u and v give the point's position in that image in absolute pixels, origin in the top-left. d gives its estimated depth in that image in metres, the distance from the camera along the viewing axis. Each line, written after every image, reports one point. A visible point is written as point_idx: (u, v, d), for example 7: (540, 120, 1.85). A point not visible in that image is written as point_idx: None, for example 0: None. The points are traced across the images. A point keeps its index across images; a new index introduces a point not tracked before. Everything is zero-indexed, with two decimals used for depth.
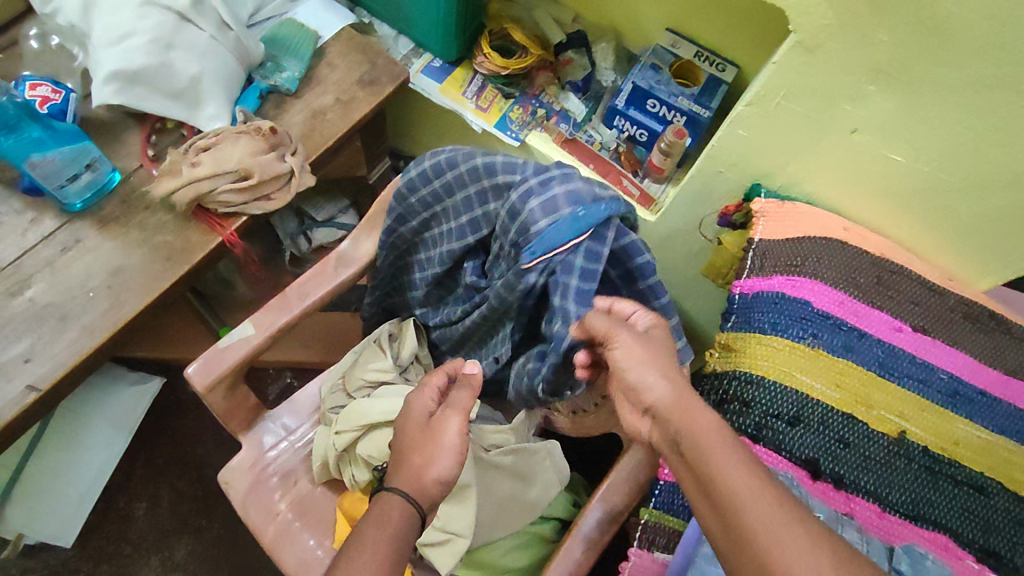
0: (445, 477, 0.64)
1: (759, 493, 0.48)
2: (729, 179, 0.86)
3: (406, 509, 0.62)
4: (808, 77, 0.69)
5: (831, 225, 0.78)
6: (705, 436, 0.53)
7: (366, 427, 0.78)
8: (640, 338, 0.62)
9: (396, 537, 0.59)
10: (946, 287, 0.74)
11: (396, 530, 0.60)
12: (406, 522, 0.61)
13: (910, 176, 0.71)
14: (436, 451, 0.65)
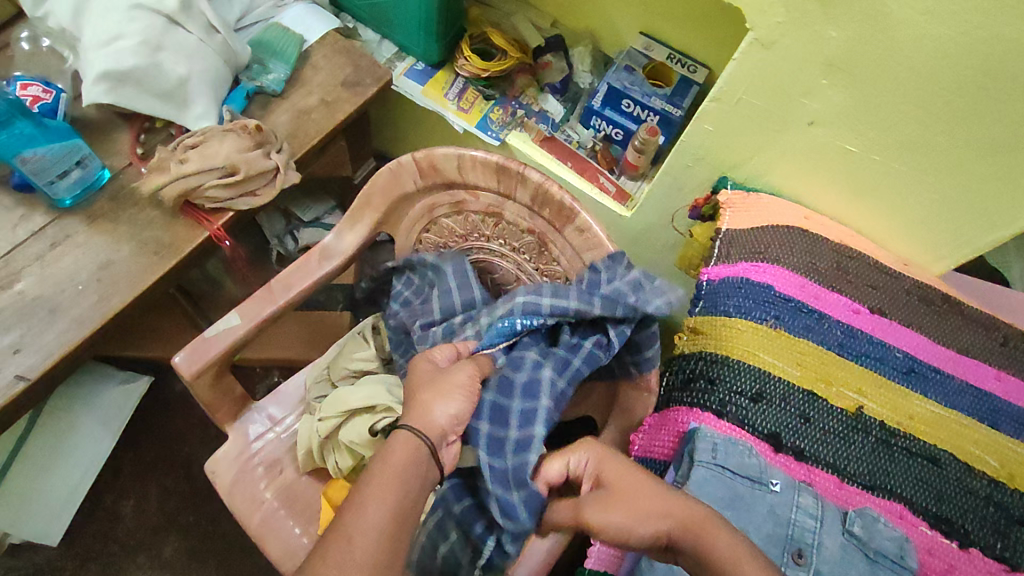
0: (457, 414, 0.58)
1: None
2: (696, 174, 0.81)
3: (412, 447, 0.54)
4: (765, 74, 0.66)
5: (791, 214, 0.75)
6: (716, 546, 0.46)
7: (347, 413, 0.76)
8: (609, 500, 0.52)
9: (406, 479, 0.52)
10: (903, 272, 0.72)
11: (403, 467, 0.52)
12: (416, 461, 0.53)
13: (866, 171, 0.69)
14: (443, 396, 0.58)
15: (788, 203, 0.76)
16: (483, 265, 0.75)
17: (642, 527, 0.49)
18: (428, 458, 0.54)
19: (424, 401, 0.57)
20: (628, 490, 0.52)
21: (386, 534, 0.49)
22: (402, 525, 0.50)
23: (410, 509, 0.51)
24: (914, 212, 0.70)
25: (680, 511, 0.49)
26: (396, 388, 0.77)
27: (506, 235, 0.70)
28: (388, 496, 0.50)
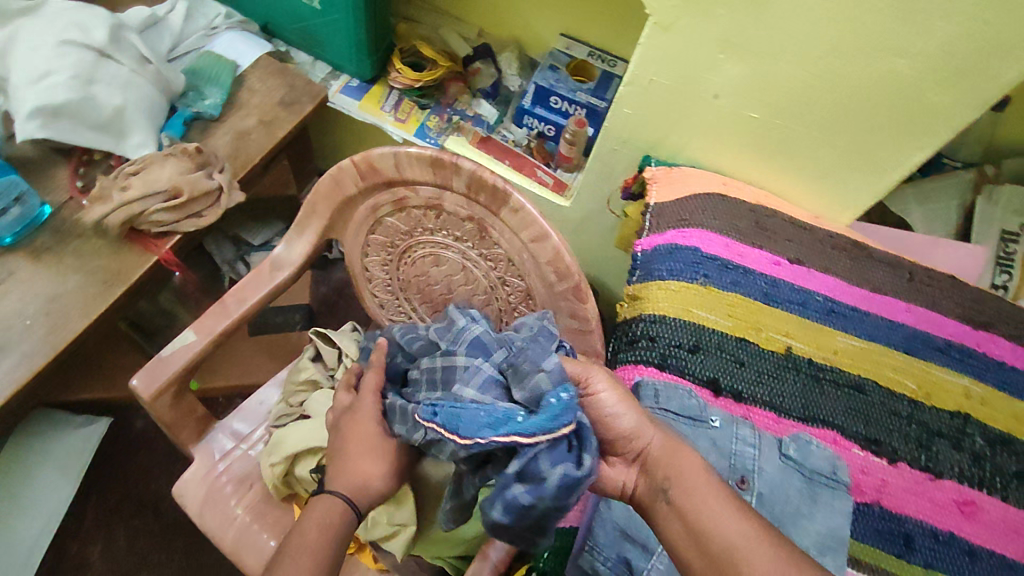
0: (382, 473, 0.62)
1: (756, 543, 0.46)
2: (623, 155, 0.87)
3: (337, 508, 0.58)
4: (669, 55, 0.72)
5: (711, 181, 0.81)
6: (696, 482, 0.50)
7: (289, 458, 0.74)
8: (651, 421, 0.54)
9: (330, 538, 0.56)
10: (815, 224, 0.79)
11: (331, 530, 0.56)
12: (341, 523, 0.57)
13: (772, 135, 0.75)
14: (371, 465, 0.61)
15: (710, 173, 0.82)
16: (430, 258, 0.77)
17: (644, 426, 0.53)
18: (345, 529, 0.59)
19: (358, 469, 0.61)
20: (668, 458, 0.52)
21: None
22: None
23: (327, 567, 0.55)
24: (818, 168, 0.77)
25: (659, 439, 0.53)
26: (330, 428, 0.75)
27: (449, 225, 0.73)
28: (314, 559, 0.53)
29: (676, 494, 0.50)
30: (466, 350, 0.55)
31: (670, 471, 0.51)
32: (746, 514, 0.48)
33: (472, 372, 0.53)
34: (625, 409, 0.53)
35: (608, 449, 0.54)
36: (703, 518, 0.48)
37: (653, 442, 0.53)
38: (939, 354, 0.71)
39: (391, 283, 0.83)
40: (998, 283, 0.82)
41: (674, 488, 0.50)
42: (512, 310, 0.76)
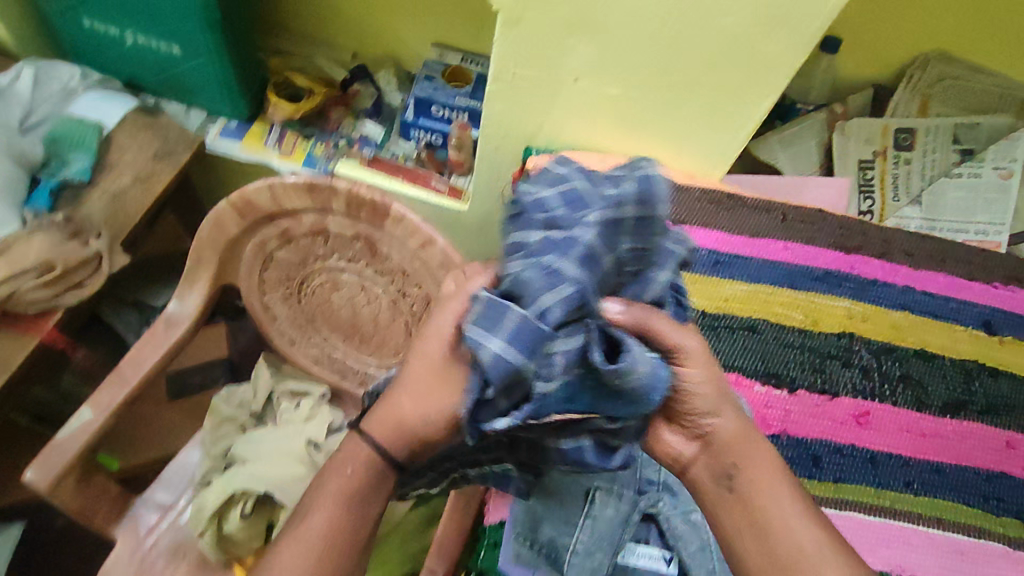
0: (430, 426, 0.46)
1: (827, 552, 0.45)
2: (506, 150, 0.89)
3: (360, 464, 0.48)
4: (524, 47, 0.75)
5: (588, 161, 0.84)
6: (768, 477, 0.47)
7: (214, 519, 0.66)
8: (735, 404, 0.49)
9: (348, 500, 0.48)
10: (693, 185, 0.82)
11: (349, 495, 0.48)
12: (370, 485, 0.48)
13: (634, 108, 0.79)
14: (412, 404, 0.46)
15: (586, 153, 0.85)
16: (329, 284, 0.77)
17: (724, 406, 0.48)
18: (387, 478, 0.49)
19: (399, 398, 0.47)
20: (745, 450, 0.47)
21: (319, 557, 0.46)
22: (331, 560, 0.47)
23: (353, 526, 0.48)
24: (684, 131, 0.81)
25: (732, 423, 0.48)
26: (251, 471, 0.67)
27: (339, 248, 0.72)
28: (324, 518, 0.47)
29: (743, 484, 0.47)
30: (624, 268, 0.45)
31: (740, 460, 0.47)
32: (809, 512, 0.46)
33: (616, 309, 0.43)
34: (707, 388, 0.47)
35: (680, 419, 0.48)
36: (771, 516, 0.46)
37: (727, 425, 0.48)
38: (818, 283, 0.76)
39: (297, 317, 0.82)
40: (865, 210, 0.91)
41: (739, 477, 0.47)
42: (417, 321, 0.75)
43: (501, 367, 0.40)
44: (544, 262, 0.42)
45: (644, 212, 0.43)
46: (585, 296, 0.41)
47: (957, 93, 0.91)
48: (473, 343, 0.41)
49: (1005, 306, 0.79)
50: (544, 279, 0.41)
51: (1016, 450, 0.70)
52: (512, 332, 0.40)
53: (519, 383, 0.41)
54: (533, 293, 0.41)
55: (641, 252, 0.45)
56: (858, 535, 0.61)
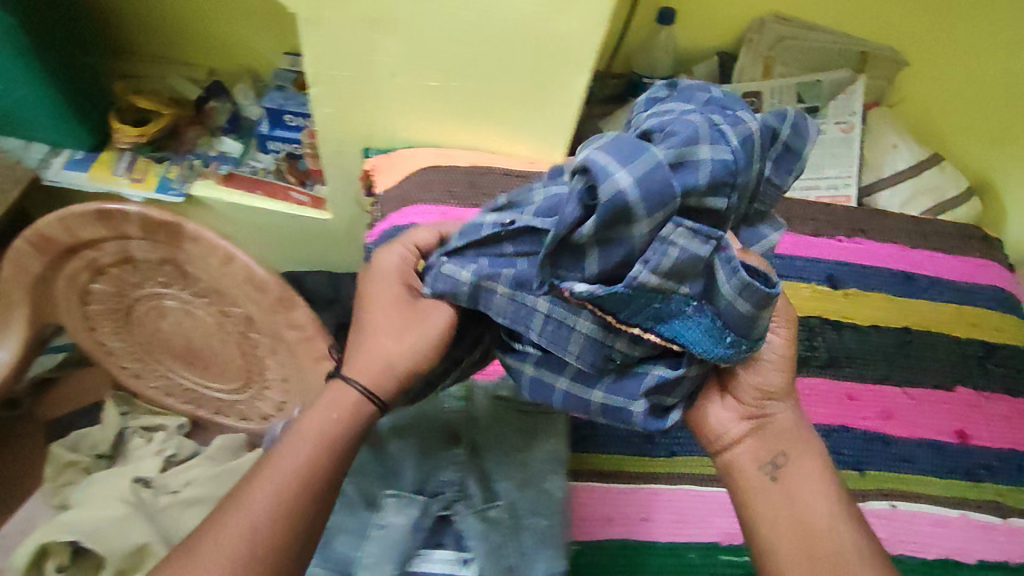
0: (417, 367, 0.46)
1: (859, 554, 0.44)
2: (347, 153, 0.86)
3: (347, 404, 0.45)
4: (332, 46, 0.72)
5: (423, 158, 0.82)
6: (815, 472, 0.47)
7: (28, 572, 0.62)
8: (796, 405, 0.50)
9: (320, 456, 0.43)
10: (530, 169, 0.80)
11: (321, 452, 0.43)
12: (346, 438, 0.44)
13: (457, 99, 0.77)
14: (395, 337, 0.46)
15: (422, 149, 0.83)
16: (155, 312, 0.73)
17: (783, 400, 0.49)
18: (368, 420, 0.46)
19: (376, 331, 0.47)
20: (800, 448, 0.48)
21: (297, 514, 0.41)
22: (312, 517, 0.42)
23: (324, 489, 0.43)
24: (511, 118, 0.78)
25: (786, 418, 0.49)
26: (66, 516, 0.63)
27: (151, 273, 0.69)
28: (294, 469, 0.42)
29: (789, 474, 0.47)
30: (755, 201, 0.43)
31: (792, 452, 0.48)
32: (853, 517, 0.46)
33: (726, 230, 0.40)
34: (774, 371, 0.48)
35: (738, 398, 0.49)
36: (812, 512, 0.45)
37: (785, 414, 0.49)
38: None
39: (133, 349, 0.78)
40: None
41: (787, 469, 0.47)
42: (248, 340, 0.72)
43: (623, 210, 0.35)
44: (706, 118, 0.38)
45: (791, 143, 0.42)
46: (730, 176, 0.38)
47: (799, 54, 0.91)
48: (600, 162, 0.35)
49: (849, 259, 0.79)
50: (709, 134, 0.37)
51: (856, 402, 0.69)
52: (657, 169, 0.35)
53: (624, 238, 0.37)
54: (691, 142, 0.37)
55: (772, 189, 0.43)
56: (689, 509, 0.59)
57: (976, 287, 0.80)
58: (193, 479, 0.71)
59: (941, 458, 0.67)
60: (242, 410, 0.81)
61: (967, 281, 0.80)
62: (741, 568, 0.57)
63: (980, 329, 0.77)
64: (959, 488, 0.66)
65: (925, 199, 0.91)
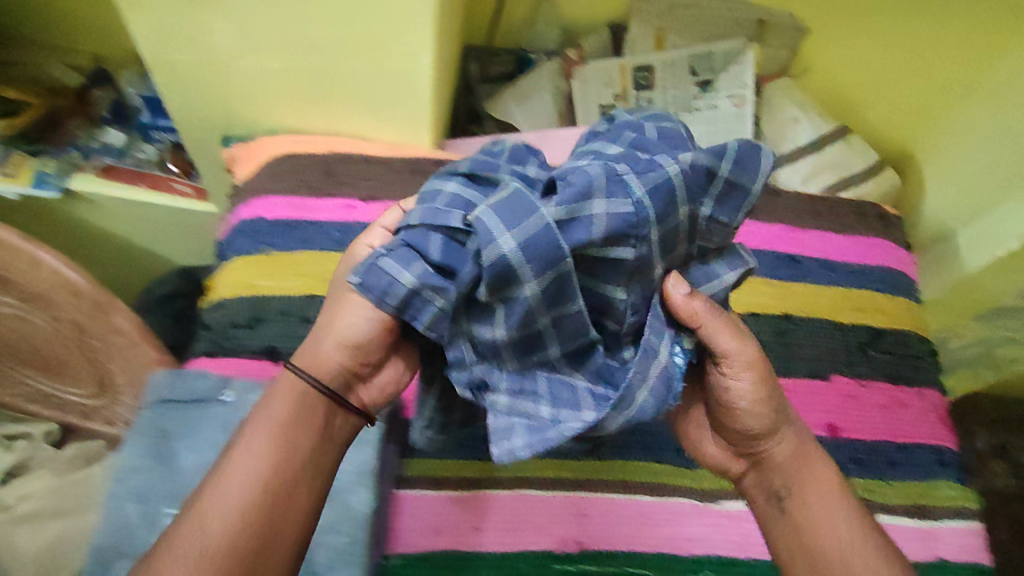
0: (357, 345, 0.47)
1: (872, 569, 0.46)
2: (210, 140, 0.81)
3: (298, 393, 0.47)
4: (160, 29, 0.65)
5: (279, 144, 0.76)
6: (816, 493, 0.50)
7: None
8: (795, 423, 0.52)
9: (280, 439, 0.45)
10: (394, 153, 0.75)
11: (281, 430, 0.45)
12: (301, 418, 0.46)
13: (306, 81, 0.70)
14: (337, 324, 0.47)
15: (280, 136, 0.77)
16: None
17: (781, 430, 0.51)
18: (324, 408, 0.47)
19: (326, 324, 0.48)
20: (800, 471, 0.50)
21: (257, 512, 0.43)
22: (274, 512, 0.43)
23: (288, 478, 0.44)
24: (366, 102, 0.72)
25: (785, 446, 0.51)
26: None
27: None
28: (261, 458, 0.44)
29: (790, 499, 0.50)
30: (696, 238, 0.42)
31: (792, 478, 0.50)
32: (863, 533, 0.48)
33: (644, 272, 0.40)
34: (763, 404, 0.50)
35: (728, 436, 0.52)
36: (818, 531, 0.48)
37: (782, 445, 0.51)
38: None
39: None
40: None
41: (789, 495, 0.50)
42: (86, 344, 0.68)
43: (507, 271, 0.37)
44: (608, 167, 0.38)
45: (740, 179, 0.40)
46: (633, 225, 0.38)
47: (693, 23, 0.85)
48: (484, 224, 0.37)
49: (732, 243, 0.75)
50: (606, 187, 0.37)
51: None
52: (538, 233, 0.37)
53: (513, 296, 0.39)
54: (585, 197, 0.37)
55: (719, 226, 0.41)
56: (525, 515, 0.58)
57: (867, 270, 0.76)
58: (32, 490, 0.68)
59: None
60: (102, 416, 0.77)
61: (858, 263, 0.76)
62: None
63: (865, 314, 0.73)
64: None
65: (828, 175, 0.87)
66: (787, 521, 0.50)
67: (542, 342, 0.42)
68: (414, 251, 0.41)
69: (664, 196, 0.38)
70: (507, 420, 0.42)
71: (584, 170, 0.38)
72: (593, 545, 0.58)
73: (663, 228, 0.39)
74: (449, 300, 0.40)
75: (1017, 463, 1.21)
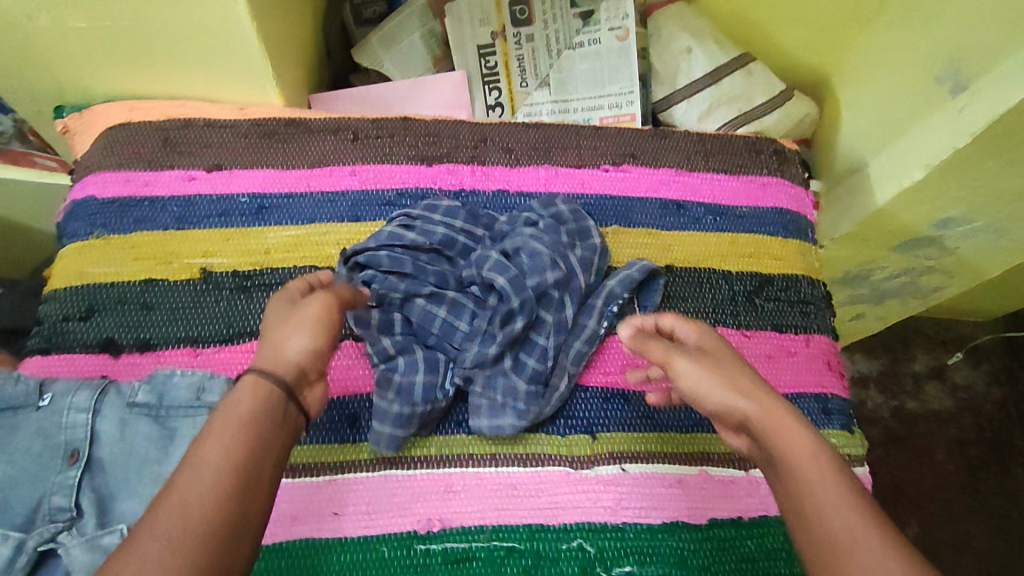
0: (315, 348, 0.47)
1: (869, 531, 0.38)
2: (43, 109, 0.72)
3: (261, 390, 0.43)
4: None
5: (113, 113, 0.68)
6: (802, 456, 0.43)
7: None
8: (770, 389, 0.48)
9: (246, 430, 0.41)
10: (242, 116, 0.68)
11: (248, 421, 0.42)
12: (265, 412, 0.43)
13: (119, 40, 0.62)
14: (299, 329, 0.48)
15: (115, 103, 0.69)
16: None
17: (750, 396, 0.47)
18: (286, 401, 0.44)
19: (274, 338, 0.47)
20: (784, 434, 0.44)
21: (229, 494, 0.38)
22: (245, 488, 0.39)
23: (257, 469, 0.40)
24: (192, 57, 0.64)
25: (756, 407, 0.46)
26: None
27: None
28: (228, 445, 0.40)
29: (781, 465, 0.43)
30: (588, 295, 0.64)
31: (773, 441, 0.44)
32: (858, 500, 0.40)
33: (557, 305, 0.62)
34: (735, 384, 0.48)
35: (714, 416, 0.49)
36: (817, 500, 0.40)
37: (755, 410, 0.46)
38: (389, 210, 0.66)
39: None
40: (492, 104, 0.82)
41: (778, 461, 0.44)
42: None
43: (505, 309, 0.59)
44: (551, 253, 0.62)
45: (600, 263, 0.65)
46: (563, 284, 0.62)
47: None
48: (496, 277, 0.60)
49: (613, 191, 0.72)
50: (549, 266, 0.61)
51: (599, 356, 0.64)
52: (520, 288, 0.60)
53: (505, 323, 0.59)
54: (537, 269, 0.61)
55: (592, 284, 0.65)
56: (387, 496, 0.56)
57: (758, 212, 0.74)
58: None
59: (685, 410, 0.63)
60: None
61: (749, 205, 0.74)
62: (437, 555, 0.55)
63: (755, 260, 0.71)
64: (698, 443, 0.62)
65: (728, 110, 0.82)
66: (781, 488, 0.43)
67: (511, 347, 0.60)
68: (439, 289, 0.61)
69: (575, 269, 0.62)
70: (480, 400, 0.59)
71: (533, 248, 0.61)
72: (458, 522, 0.56)
73: (571, 284, 0.62)
74: (462, 316, 0.61)
75: (955, 385, 1.16)
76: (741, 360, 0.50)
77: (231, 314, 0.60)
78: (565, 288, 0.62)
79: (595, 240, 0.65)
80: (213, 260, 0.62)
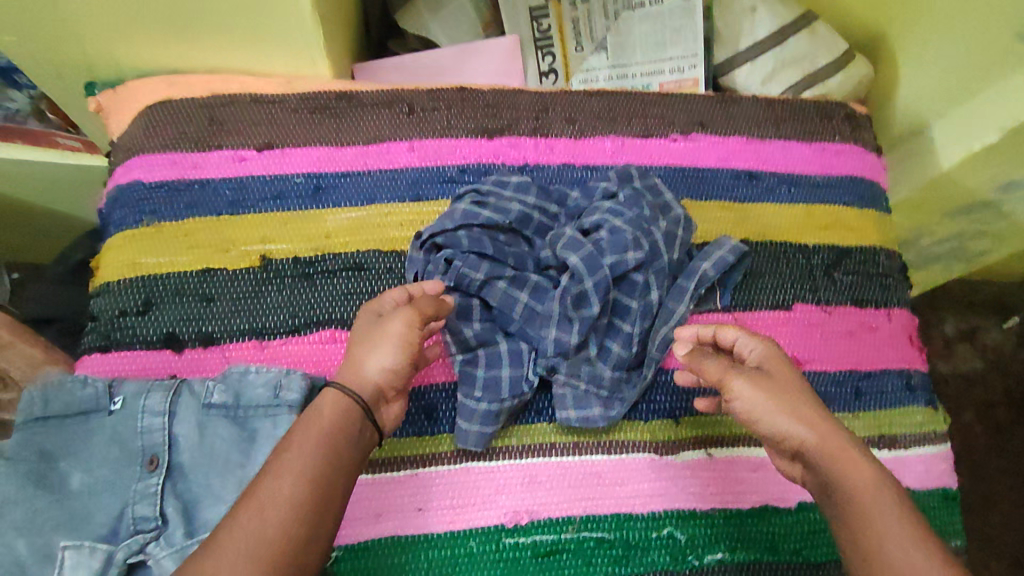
0: (396, 367, 0.45)
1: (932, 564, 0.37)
2: (69, 84, 0.67)
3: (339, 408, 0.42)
4: None
5: (152, 89, 0.63)
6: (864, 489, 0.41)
7: None
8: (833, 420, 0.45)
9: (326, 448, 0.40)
10: (289, 90, 0.63)
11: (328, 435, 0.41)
12: (341, 430, 0.41)
13: (156, 10, 0.56)
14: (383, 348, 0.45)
15: (153, 79, 0.64)
16: None
17: (810, 425, 0.44)
18: (362, 421, 0.43)
19: (355, 354, 0.46)
20: (844, 467, 0.42)
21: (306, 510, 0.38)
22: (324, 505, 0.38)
23: (330, 493, 0.39)
24: (238, 27, 0.59)
25: (816, 436, 0.43)
26: None
27: None
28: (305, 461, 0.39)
29: (839, 495, 0.41)
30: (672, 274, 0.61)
31: (833, 472, 0.42)
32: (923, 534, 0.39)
33: (644, 287, 0.58)
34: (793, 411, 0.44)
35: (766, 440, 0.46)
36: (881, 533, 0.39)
37: (812, 440, 0.43)
38: (451, 187, 0.62)
39: None
40: (546, 70, 0.77)
41: (836, 491, 0.42)
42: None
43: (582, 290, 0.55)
44: (634, 230, 0.57)
45: (684, 235, 0.61)
46: (647, 262, 0.57)
47: None
48: (578, 262, 0.55)
49: (681, 163, 0.68)
50: (634, 245, 0.56)
51: None
52: (603, 270, 0.55)
53: (585, 308, 0.56)
54: (624, 248, 0.56)
55: (677, 262, 0.61)
56: (470, 489, 0.54)
57: (831, 181, 0.70)
58: None
59: None
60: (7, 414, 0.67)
61: (822, 174, 0.70)
62: (525, 549, 0.54)
63: (831, 232, 0.68)
64: None
65: (791, 72, 0.78)
66: (834, 520, 0.42)
67: (593, 332, 0.57)
68: (518, 274, 0.57)
69: (657, 246, 0.58)
70: (564, 390, 0.56)
71: (616, 225, 0.57)
72: (545, 514, 0.54)
73: (657, 263, 0.58)
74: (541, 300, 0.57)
75: (985, 346, 1.11)
76: (803, 387, 0.47)
77: (296, 304, 0.57)
78: (648, 269, 0.58)
79: (677, 214, 0.61)
80: (271, 247, 0.58)
